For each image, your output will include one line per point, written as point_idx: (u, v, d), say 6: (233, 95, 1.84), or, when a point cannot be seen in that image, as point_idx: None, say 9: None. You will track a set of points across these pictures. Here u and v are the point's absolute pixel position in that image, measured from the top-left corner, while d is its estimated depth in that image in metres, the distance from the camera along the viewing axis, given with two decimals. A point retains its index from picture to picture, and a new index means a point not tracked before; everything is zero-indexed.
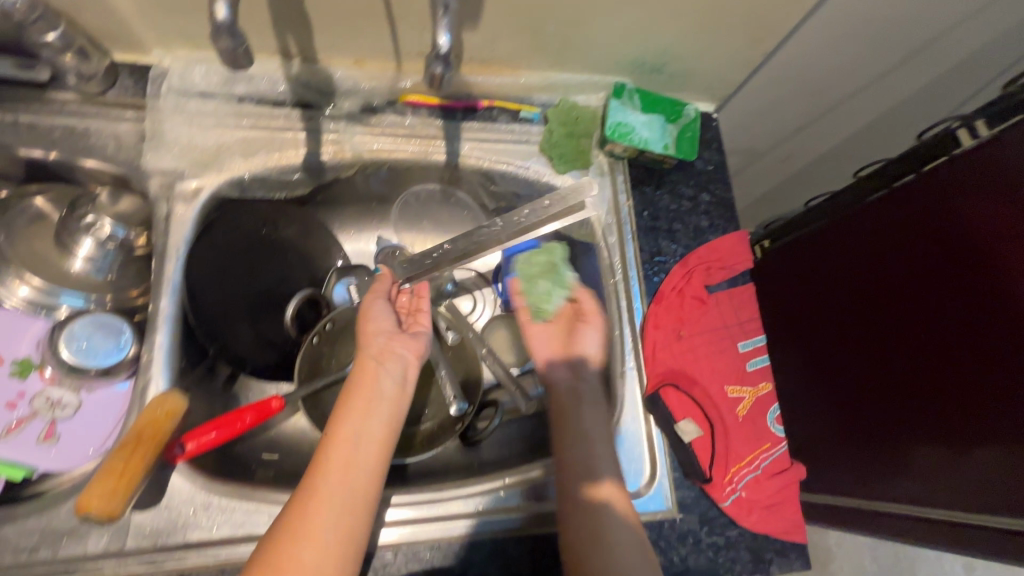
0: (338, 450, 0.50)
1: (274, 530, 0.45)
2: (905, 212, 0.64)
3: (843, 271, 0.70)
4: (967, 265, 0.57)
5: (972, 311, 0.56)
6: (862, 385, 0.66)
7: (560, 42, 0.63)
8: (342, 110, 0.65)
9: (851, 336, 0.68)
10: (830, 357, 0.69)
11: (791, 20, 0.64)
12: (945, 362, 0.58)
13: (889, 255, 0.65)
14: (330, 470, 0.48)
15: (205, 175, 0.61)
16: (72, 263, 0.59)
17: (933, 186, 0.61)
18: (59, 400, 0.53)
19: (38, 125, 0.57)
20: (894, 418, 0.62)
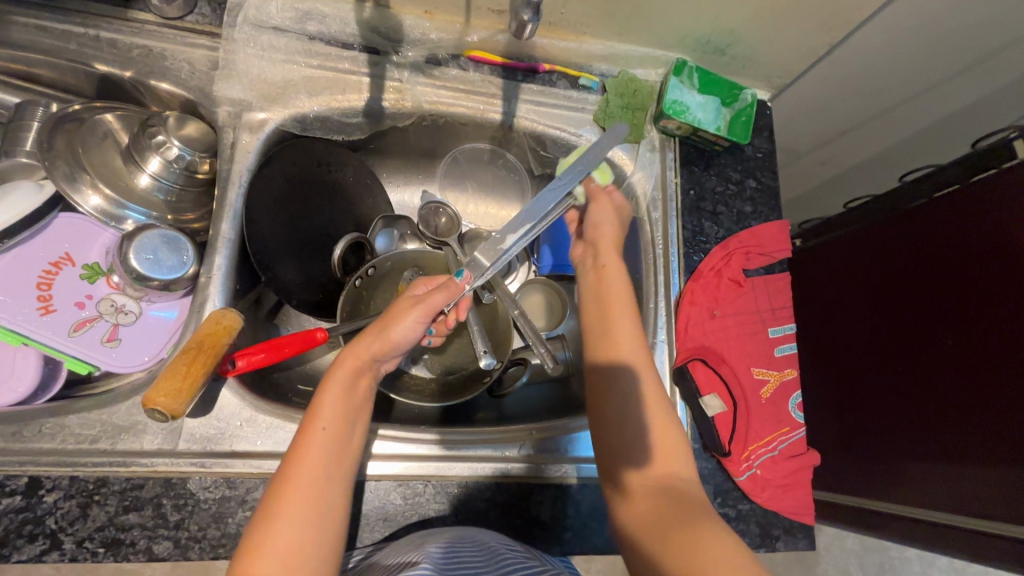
0: (314, 445, 0.46)
1: (259, 517, 0.43)
2: (942, 246, 0.70)
3: (879, 293, 0.77)
4: (986, 300, 0.63)
5: (989, 354, 0.62)
6: (877, 404, 0.74)
7: (629, 11, 0.63)
8: (407, 59, 0.66)
9: (877, 361, 0.75)
10: (856, 368, 0.78)
11: (864, 10, 0.63)
12: (959, 396, 0.65)
13: (923, 283, 0.71)
14: (305, 463, 0.46)
15: (272, 109, 0.62)
16: (139, 179, 0.60)
17: (971, 224, 0.67)
18: (123, 306, 0.57)
19: (119, 43, 0.59)
20: (902, 438, 0.70)
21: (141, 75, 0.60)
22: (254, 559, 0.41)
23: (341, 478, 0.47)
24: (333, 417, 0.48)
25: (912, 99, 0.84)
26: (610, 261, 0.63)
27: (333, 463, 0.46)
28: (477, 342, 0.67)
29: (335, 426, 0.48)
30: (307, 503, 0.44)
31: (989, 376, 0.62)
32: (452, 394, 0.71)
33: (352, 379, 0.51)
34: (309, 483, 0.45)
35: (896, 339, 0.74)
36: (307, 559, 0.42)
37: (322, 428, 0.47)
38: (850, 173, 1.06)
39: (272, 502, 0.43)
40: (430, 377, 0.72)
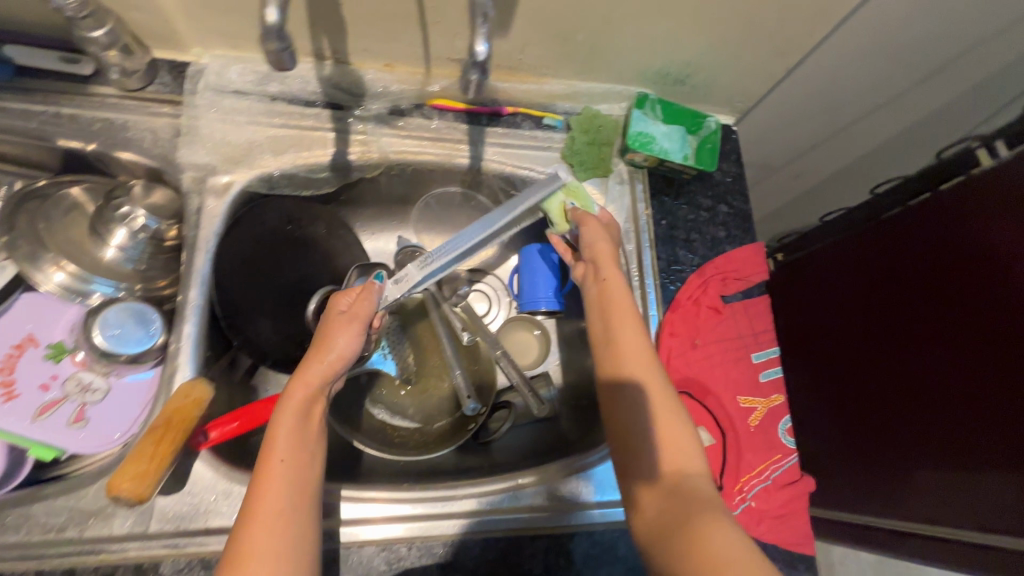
0: (272, 481, 0.45)
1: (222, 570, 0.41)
2: (934, 242, 0.69)
3: (875, 292, 0.76)
4: (985, 294, 0.62)
5: (987, 353, 0.61)
6: (884, 406, 0.73)
7: (587, 52, 0.65)
8: (370, 112, 0.66)
9: (879, 363, 0.74)
10: (860, 372, 0.77)
11: (814, 35, 0.65)
12: (959, 392, 0.64)
13: (918, 280, 0.70)
14: (263, 502, 0.44)
15: (237, 171, 0.63)
16: (105, 252, 0.60)
17: (961, 217, 0.66)
18: (90, 384, 0.55)
19: (80, 118, 0.59)
20: (910, 439, 0.69)
21: (104, 147, 0.60)
22: None
23: (304, 511, 0.45)
24: (290, 449, 0.46)
25: (872, 111, 0.85)
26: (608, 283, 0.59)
27: (297, 497, 0.45)
28: (459, 383, 0.70)
29: (294, 457, 0.46)
30: (274, 539, 0.42)
31: (987, 369, 0.61)
32: (439, 442, 0.69)
33: (309, 403, 0.49)
34: (270, 523, 0.43)
35: (891, 338, 0.73)
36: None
37: (281, 457, 0.46)
38: (821, 184, 1.07)
39: (237, 547, 0.41)
40: (412, 428, 0.71)
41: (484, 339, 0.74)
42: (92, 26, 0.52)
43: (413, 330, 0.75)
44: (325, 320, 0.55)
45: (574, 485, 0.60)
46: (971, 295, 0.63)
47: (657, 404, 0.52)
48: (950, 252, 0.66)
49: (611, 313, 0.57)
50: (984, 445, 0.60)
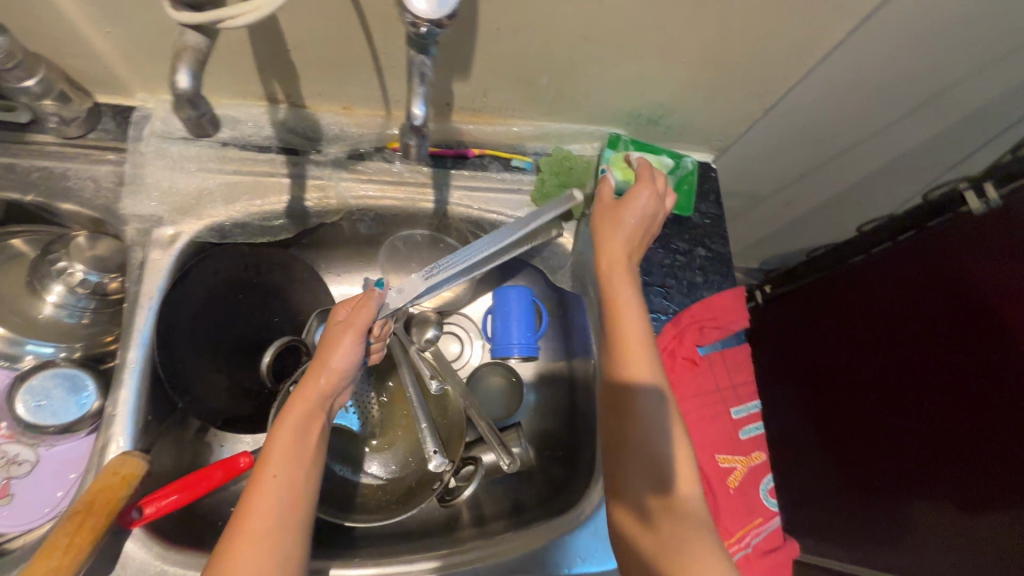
0: (256, 500, 0.42)
1: None
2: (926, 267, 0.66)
3: (867, 315, 0.74)
4: (977, 326, 0.59)
5: (979, 387, 0.58)
6: (884, 438, 0.70)
7: (553, 95, 0.62)
8: (328, 156, 0.63)
9: (882, 387, 0.70)
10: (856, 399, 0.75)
11: (790, 75, 0.62)
12: (961, 415, 0.60)
13: (909, 306, 0.68)
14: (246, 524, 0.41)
15: (184, 222, 0.60)
16: (41, 308, 0.56)
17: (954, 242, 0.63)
18: (16, 456, 0.51)
19: (17, 168, 0.56)
20: (914, 466, 0.65)
21: (43, 199, 0.57)
22: None
23: (295, 532, 0.42)
24: (283, 463, 0.44)
25: (857, 145, 0.83)
26: (619, 292, 0.54)
27: (284, 515, 0.42)
28: (425, 441, 0.65)
29: (288, 475, 0.44)
30: (259, 558, 0.39)
31: (988, 392, 0.57)
32: (400, 504, 0.65)
33: (305, 419, 0.47)
34: (257, 544, 0.40)
35: (887, 369, 0.70)
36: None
37: (275, 471, 0.43)
38: (809, 213, 1.04)
39: (217, 568, 0.39)
40: (376, 484, 0.68)
41: (454, 386, 0.69)
42: (21, 76, 0.49)
43: (380, 376, 0.72)
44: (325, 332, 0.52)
45: (535, 558, 0.58)
46: (963, 326, 0.61)
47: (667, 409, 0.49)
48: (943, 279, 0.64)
49: (616, 315, 0.53)
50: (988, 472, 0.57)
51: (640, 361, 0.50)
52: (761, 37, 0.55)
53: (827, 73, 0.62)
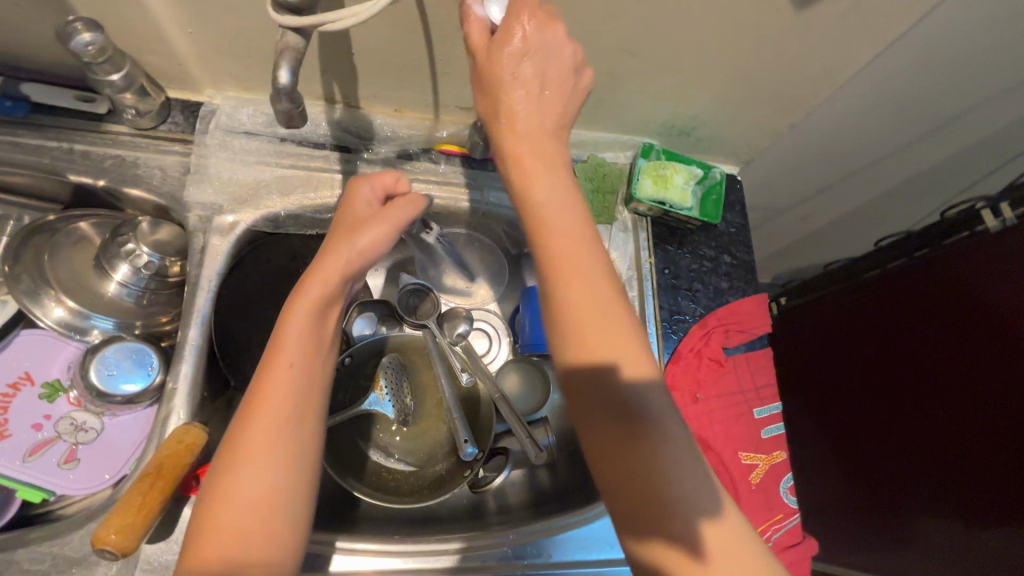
0: (264, 410, 0.41)
1: (206, 506, 0.40)
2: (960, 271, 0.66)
3: (901, 305, 0.74)
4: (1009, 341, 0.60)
5: (1010, 399, 0.60)
6: (904, 427, 0.72)
7: (594, 104, 0.65)
8: (378, 155, 0.67)
9: (900, 378, 0.73)
10: (883, 386, 0.76)
11: (818, 96, 0.65)
12: (981, 414, 0.63)
13: (943, 305, 0.68)
14: (249, 442, 0.40)
15: (242, 211, 0.63)
16: (108, 286, 0.60)
17: (987, 252, 0.63)
18: (83, 424, 0.55)
19: (92, 155, 0.60)
20: (931, 478, 0.69)
21: (114, 184, 0.60)
22: (217, 544, 0.38)
23: (310, 422, 0.43)
24: (302, 360, 0.43)
25: (876, 163, 0.86)
26: (546, 214, 0.43)
27: (295, 423, 0.42)
28: (458, 429, 0.67)
29: (303, 362, 0.43)
30: (274, 449, 0.41)
31: (1016, 398, 0.60)
32: (432, 490, 0.67)
33: (321, 308, 0.45)
34: (265, 459, 0.40)
35: (916, 364, 0.71)
36: (278, 503, 0.40)
37: (290, 362, 0.43)
38: (826, 227, 1.07)
39: (226, 477, 0.40)
40: (408, 470, 0.70)
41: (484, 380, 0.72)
42: (109, 70, 0.53)
43: (412, 366, 0.74)
44: (346, 218, 0.49)
45: (560, 545, 0.61)
46: (998, 337, 0.62)
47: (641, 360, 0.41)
48: (975, 288, 0.64)
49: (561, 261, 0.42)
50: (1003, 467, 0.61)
51: (605, 302, 0.42)
52: (795, 59, 0.58)
53: (854, 93, 0.66)
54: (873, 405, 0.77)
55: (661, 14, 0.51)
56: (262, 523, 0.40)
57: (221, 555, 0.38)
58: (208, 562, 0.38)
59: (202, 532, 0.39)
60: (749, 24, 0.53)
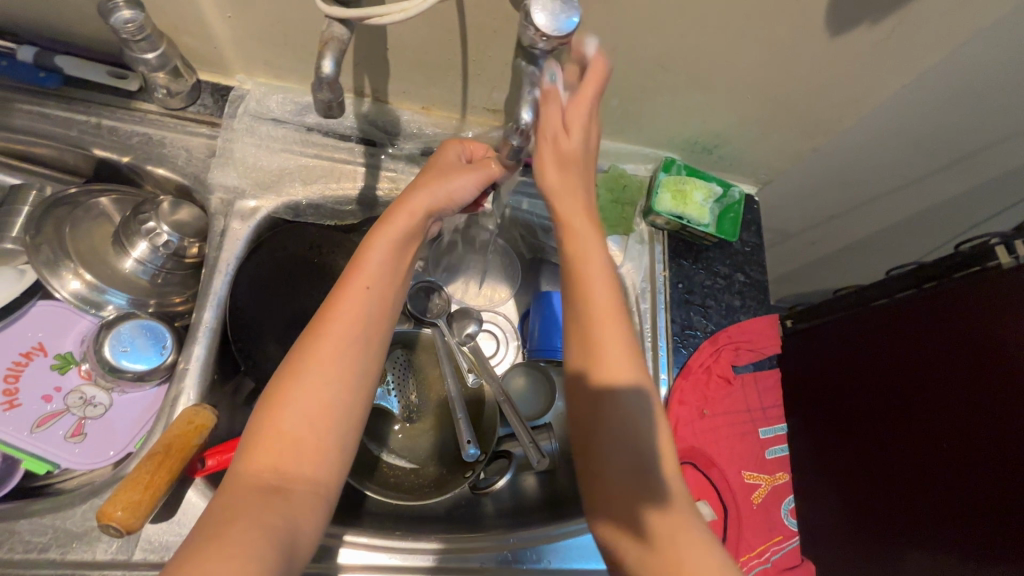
0: (331, 336, 0.45)
1: (260, 420, 0.43)
2: (942, 294, 0.70)
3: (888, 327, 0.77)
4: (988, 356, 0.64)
5: (990, 411, 0.63)
6: (889, 441, 0.75)
7: (620, 115, 0.66)
8: (403, 151, 0.67)
9: (891, 382, 0.76)
10: (870, 402, 0.79)
11: (843, 123, 0.66)
12: (964, 409, 0.66)
13: (926, 326, 0.72)
14: (315, 362, 0.44)
15: (264, 198, 0.63)
16: (125, 262, 0.60)
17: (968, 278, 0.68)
18: (92, 398, 0.55)
19: (120, 131, 0.60)
20: (917, 491, 0.71)
21: (139, 162, 0.61)
22: (264, 455, 0.41)
23: (371, 351, 0.47)
24: (376, 292, 0.48)
25: (893, 193, 0.86)
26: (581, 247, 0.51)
27: (352, 357, 0.46)
28: (461, 429, 0.67)
29: (378, 288, 0.48)
30: (337, 364, 0.45)
31: (993, 403, 0.63)
32: (433, 488, 0.67)
33: (405, 240, 0.50)
34: (327, 382, 0.44)
35: (903, 381, 0.74)
36: (330, 418, 0.44)
37: (367, 286, 0.47)
38: (837, 254, 1.07)
39: (285, 390, 0.44)
40: (409, 467, 0.70)
41: (489, 381, 0.72)
42: (145, 48, 0.53)
43: (418, 363, 0.74)
44: (435, 166, 0.53)
45: (557, 552, 0.60)
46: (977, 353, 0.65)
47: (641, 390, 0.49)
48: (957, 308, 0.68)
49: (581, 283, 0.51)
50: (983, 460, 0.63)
51: (612, 319, 0.50)
52: (824, 84, 0.59)
53: (879, 122, 0.66)
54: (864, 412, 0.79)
55: (696, 30, 0.52)
56: (317, 433, 0.43)
57: (271, 463, 0.41)
58: (259, 469, 0.41)
59: (263, 439, 0.42)
60: (781, 45, 0.53)
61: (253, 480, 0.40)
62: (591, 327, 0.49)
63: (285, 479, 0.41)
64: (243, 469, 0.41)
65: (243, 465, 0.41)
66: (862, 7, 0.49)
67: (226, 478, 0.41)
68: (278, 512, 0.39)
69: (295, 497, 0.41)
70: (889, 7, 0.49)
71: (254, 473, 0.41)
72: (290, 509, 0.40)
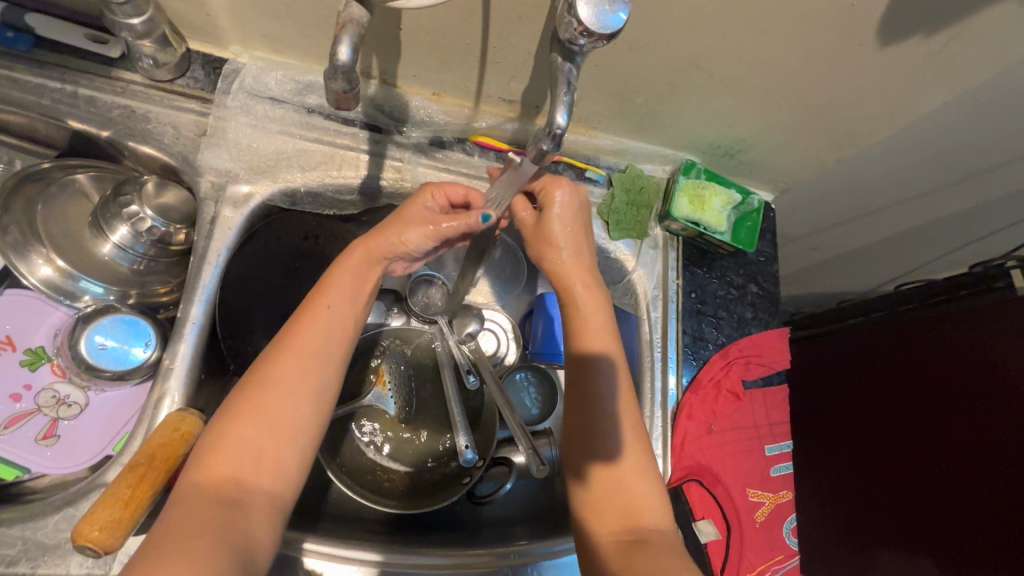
0: (298, 347, 0.44)
1: (214, 429, 0.41)
2: (947, 320, 0.73)
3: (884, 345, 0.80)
4: (990, 385, 0.66)
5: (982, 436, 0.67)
6: (877, 454, 0.78)
7: (644, 114, 0.62)
8: (410, 139, 0.63)
9: (883, 400, 0.79)
10: (863, 412, 0.81)
11: (873, 135, 0.63)
12: (956, 430, 0.69)
13: (922, 349, 0.75)
14: (277, 372, 0.43)
15: (259, 182, 0.58)
16: (104, 247, 0.56)
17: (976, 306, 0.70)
18: (66, 397, 0.52)
19: (99, 102, 0.54)
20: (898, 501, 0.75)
21: (120, 136, 0.55)
22: (217, 464, 0.40)
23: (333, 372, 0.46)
24: (342, 305, 0.47)
25: None
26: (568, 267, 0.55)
27: (317, 366, 0.45)
28: (460, 437, 0.64)
29: (341, 308, 0.47)
30: (300, 376, 0.43)
31: (987, 429, 0.66)
32: (428, 492, 0.65)
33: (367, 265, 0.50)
34: (285, 391, 0.43)
35: (898, 399, 0.77)
36: (290, 431, 0.42)
37: (326, 303, 0.47)
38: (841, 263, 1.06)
39: (245, 399, 0.42)
40: (405, 472, 0.66)
41: (491, 385, 0.68)
42: (130, 12, 0.47)
43: (418, 365, 0.70)
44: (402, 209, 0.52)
45: (543, 569, 0.58)
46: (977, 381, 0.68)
47: (619, 374, 0.53)
48: (960, 335, 0.71)
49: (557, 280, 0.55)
50: (974, 475, 0.67)
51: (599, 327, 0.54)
52: (860, 96, 0.56)
53: (910, 137, 0.63)
54: (858, 427, 0.82)
55: (739, 32, 0.48)
56: (275, 444, 0.41)
57: (230, 472, 0.39)
58: (212, 479, 0.39)
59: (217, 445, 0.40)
60: (825, 53, 0.50)
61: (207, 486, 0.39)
62: (582, 321, 0.54)
63: (244, 491, 0.39)
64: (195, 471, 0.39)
65: (200, 466, 0.39)
66: (915, 20, 0.46)
67: (178, 482, 0.40)
68: (233, 526, 0.37)
69: (247, 514, 0.38)
70: (945, 20, 0.46)
71: (209, 480, 0.39)
72: (242, 520, 0.38)
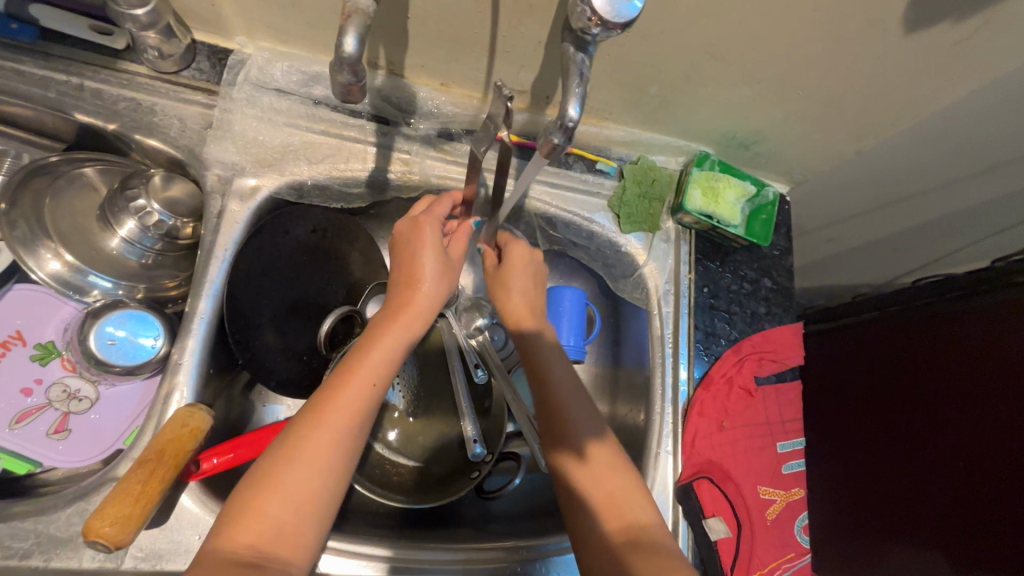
0: (333, 416, 0.44)
1: (241, 496, 0.41)
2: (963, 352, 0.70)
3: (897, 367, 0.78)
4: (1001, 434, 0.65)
5: (990, 479, 0.66)
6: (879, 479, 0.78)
7: (656, 105, 0.60)
8: (417, 131, 0.62)
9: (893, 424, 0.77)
10: (871, 431, 0.80)
11: (896, 125, 0.61)
12: (964, 471, 0.68)
13: (939, 385, 0.72)
14: (312, 438, 0.43)
15: (265, 176, 0.57)
16: (112, 241, 0.55)
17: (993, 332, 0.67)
18: (76, 391, 0.53)
19: (104, 95, 0.54)
20: (896, 526, 0.76)
21: (127, 130, 0.55)
22: (243, 531, 0.40)
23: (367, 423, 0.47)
24: (380, 374, 0.47)
25: None
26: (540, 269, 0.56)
27: (348, 433, 0.44)
28: (466, 426, 0.64)
29: (382, 381, 0.47)
30: (333, 447, 0.43)
31: (993, 477, 0.65)
32: (434, 487, 0.64)
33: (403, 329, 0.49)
34: (315, 456, 0.42)
35: (908, 428, 0.75)
36: (315, 499, 0.42)
37: (373, 381, 0.46)
38: None
39: (277, 465, 0.42)
40: (414, 466, 0.66)
41: (499, 379, 0.68)
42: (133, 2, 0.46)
43: (426, 359, 0.69)
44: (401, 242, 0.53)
45: (554, 565, 0.58)
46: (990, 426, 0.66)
47: None
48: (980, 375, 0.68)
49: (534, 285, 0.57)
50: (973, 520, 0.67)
51: None
52: (884, 84, 0.54)
53: (933, 128, 0.61)
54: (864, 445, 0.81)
55: (759, 19, 0.46)
56: (299, 513, 0.41)
57: (253, 541, 0.39)
58: (240, 546, 0.39)
59: (251, 508, 0.40)
60: (848, 40, 0.48)
61: (230, 551, 0.39)
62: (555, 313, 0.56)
63: (263, 555, 0.39)
64: (226, 530, 0.40)
65: (232, 528, 0.40)
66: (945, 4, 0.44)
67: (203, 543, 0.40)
68: None
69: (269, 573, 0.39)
70: (977, 4, 0.44)
71: (234, 545, 0.39)
72: None
